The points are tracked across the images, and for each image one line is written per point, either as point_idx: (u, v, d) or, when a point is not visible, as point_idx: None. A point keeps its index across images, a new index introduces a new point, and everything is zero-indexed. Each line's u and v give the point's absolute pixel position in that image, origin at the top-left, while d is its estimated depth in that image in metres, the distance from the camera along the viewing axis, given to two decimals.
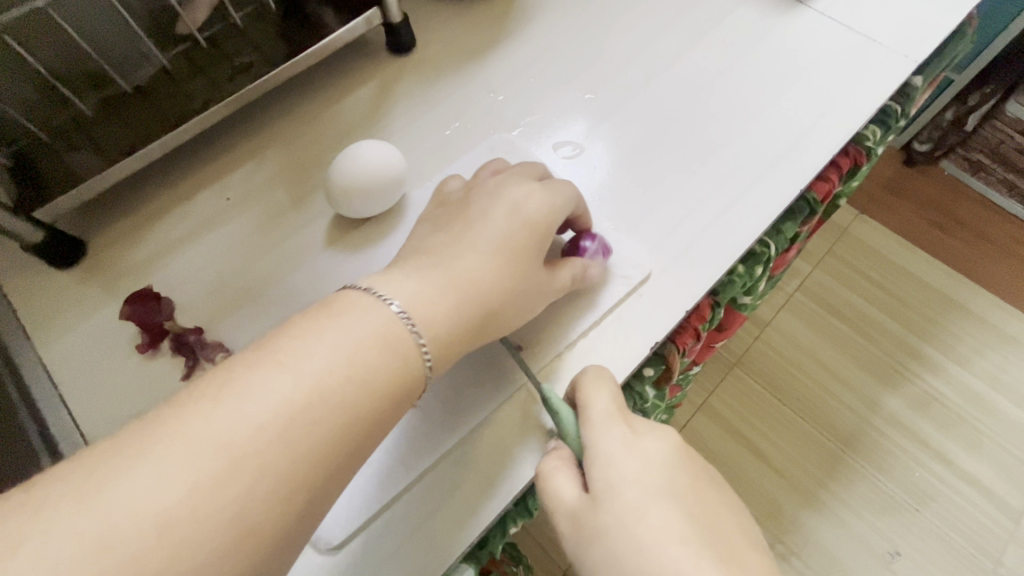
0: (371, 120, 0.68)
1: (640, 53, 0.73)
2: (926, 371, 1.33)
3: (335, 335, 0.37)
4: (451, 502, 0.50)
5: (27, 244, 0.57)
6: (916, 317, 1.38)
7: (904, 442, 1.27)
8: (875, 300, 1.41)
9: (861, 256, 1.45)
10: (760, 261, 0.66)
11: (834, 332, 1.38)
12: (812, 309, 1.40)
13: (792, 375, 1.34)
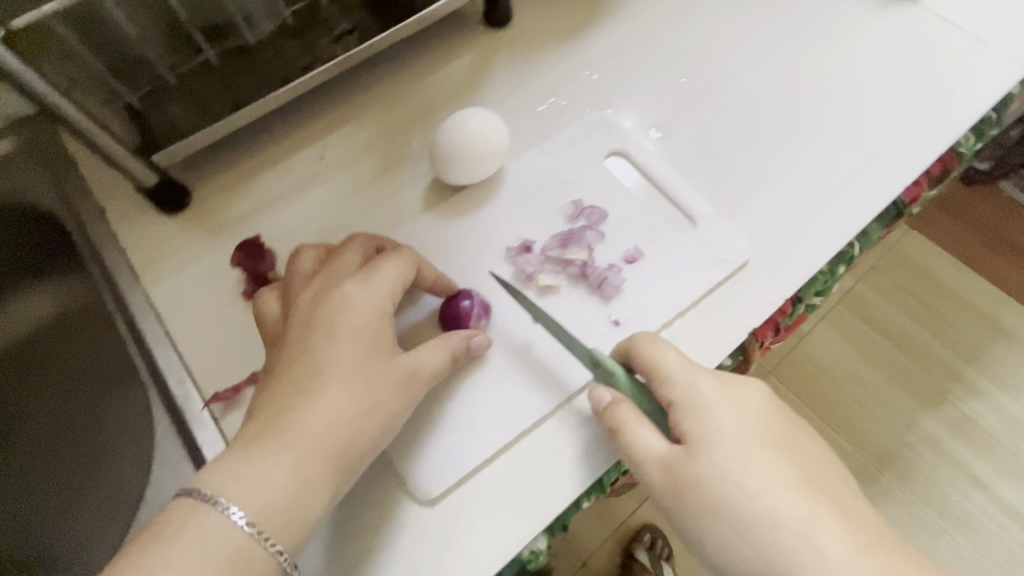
0: (467, 91, 0.69)
1: (738, 43, 0.72)
2: (970, 395, 1.21)
3: (343, 329, 0.44)
4: (547, 467, 0.49)
5: (142, 185, 0.60)
6: (957, 337, 1.26)
7: (938, 460, 1.17)
8: (919, 318, 1.28)
9: (902, 271, 1.32)
10: (846, 257, 0.59)
11: (882, 353, 1.25)
12: (852, 322, 1.27)
13: (834, 392, 1.22)
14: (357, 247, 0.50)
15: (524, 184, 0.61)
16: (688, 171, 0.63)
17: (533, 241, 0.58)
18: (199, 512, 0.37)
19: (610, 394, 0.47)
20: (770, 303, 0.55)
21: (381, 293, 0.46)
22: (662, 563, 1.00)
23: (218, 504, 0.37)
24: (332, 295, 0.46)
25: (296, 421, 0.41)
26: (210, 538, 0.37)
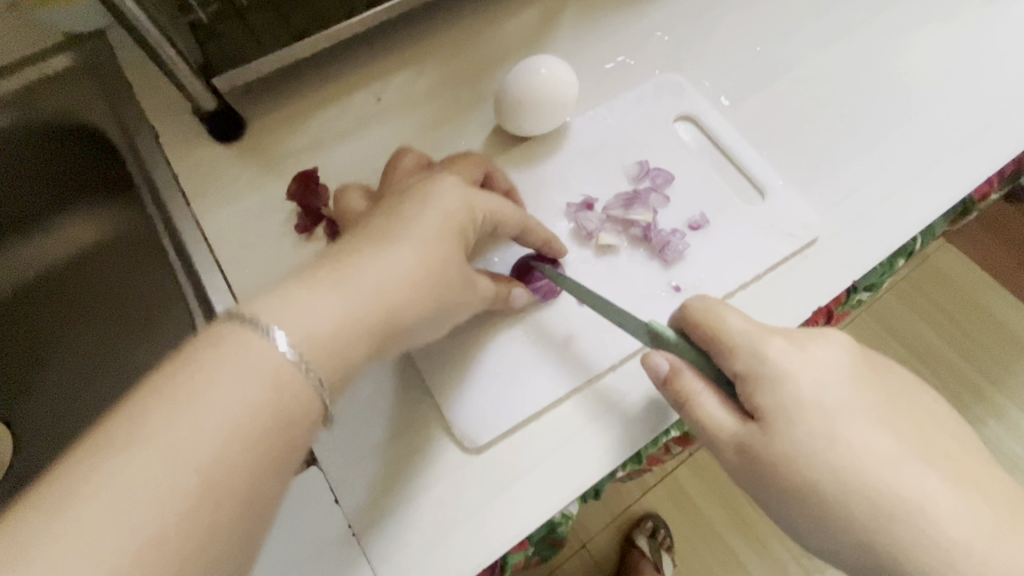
0: (533, 43, 0.66)
1: (818, 15, 0.69)
2: (992, 416, 1.16)
3: (432, 212, 0.40)
4: (592, 429, 0.48)
5: (199, 110, 0.58)
6: (989, 355, 1.20)
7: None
8: (947, 334, 1.22)
9: (940, 284, 1.26)
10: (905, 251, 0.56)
11: (906, 366, 1.19)
12: (879, 331, 1.22)
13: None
14: (473, 169, 0.49)
15: (589, 140, 0.59)
16: (759, 142, 0.60)
17: (595, 199, 0.56)
18: (238, 334, 0.30)
19: (668, 364, 0.45)
20: (838, 283, 0.53)
21: (474, 199, 0.43)
22: (661, 552, 0.99)
23: (261, 327, 0.30)
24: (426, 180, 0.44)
25: (350, 272, 0.35)
26: (250, 361, 0.29)
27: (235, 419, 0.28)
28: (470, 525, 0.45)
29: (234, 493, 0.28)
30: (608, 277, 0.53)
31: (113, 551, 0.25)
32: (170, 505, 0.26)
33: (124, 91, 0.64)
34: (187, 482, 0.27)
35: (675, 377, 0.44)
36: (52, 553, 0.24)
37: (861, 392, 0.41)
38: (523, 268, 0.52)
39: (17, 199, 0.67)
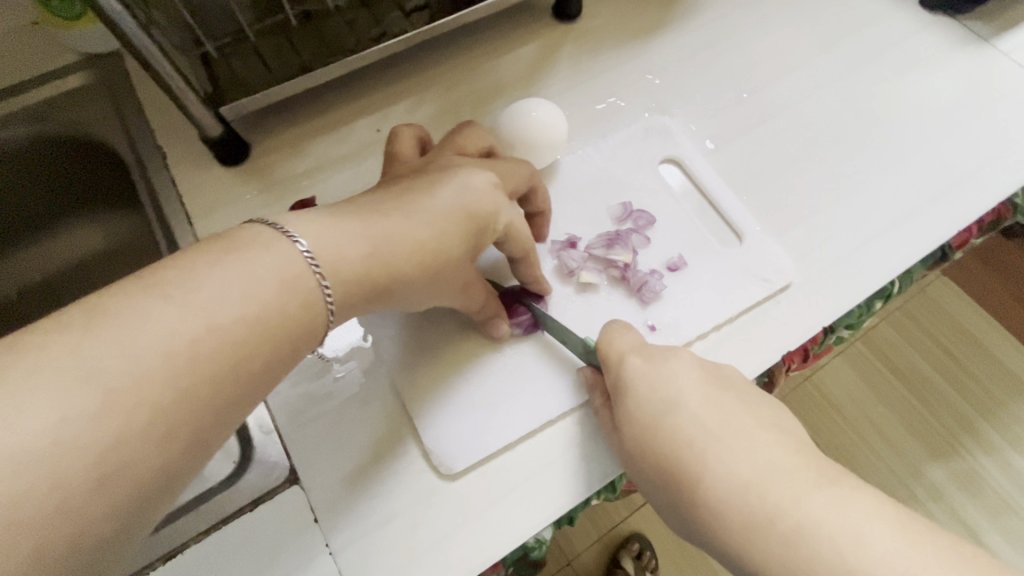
0: (528, 80, 0.69)
1: (803, 64, 0.72)
2: (980, 450, 1.16)
3: (445, 214, 0.43)
4: (566, 459, 0.50)
5: (206, 136, 0.61)
6: (979, 390, 1.21)
7: (933, 506, 1.13)
8: (940, 368, 1.23)
9: (931, 317, 1.28)
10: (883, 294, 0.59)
11: (895, 398, 1.21)
12: (870, 361, 1.24)
13: (836, 427, 1.19)
14: (520, 180, 0.51)
15: (577, 177, 0.62)
16: (741, 186, 0.63)
17: (578, 237, 0.58)
18: (273, 236, 0.35)
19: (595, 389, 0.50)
20: (810, 326, 0.55)
21: (494, 210, 0.46)
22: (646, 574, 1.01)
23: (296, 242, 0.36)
24: (466, 175, 0.46)
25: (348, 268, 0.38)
26: (284, 256, 0.35)
27: (257, 298, 0.33)
28: (443, 548, 0.47)
29: (241, 357, 0.32)
30: (589, 311, 0.55)
31: (141, 363, 0.29)
32: (165, 351, 0.30)
33: (136, 111, 0.67)
34: (213, 328, 0.31)
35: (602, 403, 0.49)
36: (94, 344, 0.28)
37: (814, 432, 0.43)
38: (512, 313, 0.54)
39: (28, 206, 0.70)
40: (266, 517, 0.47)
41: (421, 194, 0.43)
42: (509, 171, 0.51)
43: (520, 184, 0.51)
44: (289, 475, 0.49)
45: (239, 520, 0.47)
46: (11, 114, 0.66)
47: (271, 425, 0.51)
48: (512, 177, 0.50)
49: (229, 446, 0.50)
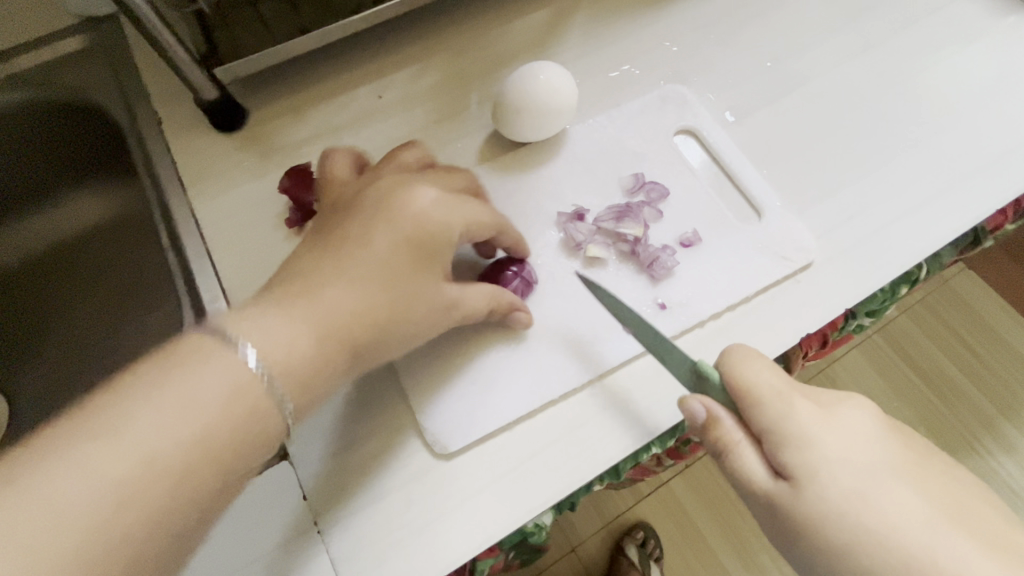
0: (538, 47, 0.66)
1: (833, 32, 0.67)
2: (1001, 449, 1.12)
3: (404, 238, 0.40)
4: (569, 441, 0.48)
5: (201, 99, 0.59)
6: (1002, 387, 1.16)
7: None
8: (960, 362, 1.19)
9: (955, 310, 1.23)
10: (909, 279, 0.55)
11: (913, 392, 1.17)
12: (888, 354, 1.20)
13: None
14: (462, 180, 0.48)
15: (586, 148, 0.58)
16: (763, 160, 0.59)
17: (586, 210, 0.55)
18: (216, 347, 0.33)
19: (706, 411, 0.41)
20: (833, 309, 0.52)
21: (455, 219, 0.43)
22: (650, 563, 0.99)
23: (240, 347, 0.33)
24: (406, 193, 0.42)
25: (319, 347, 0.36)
26: (223, 366, 0.32)
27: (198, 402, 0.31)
28: (436, 529, 0.45)
29: (188, 487, 0.30)
30: (596, 289, 0.52)
31: (77, 512, 0.27)
32: (107, 488, 0.28)
33: (132, 77, 0.65)
34: (150, 462, 0.29)
35: (712, 426, 0.40)
36: (27, 513, 0.27)
37: (847, 425, 0.38)
38: (501, 272, 0.51)
39: (25, 175, 0.69)
40: (253, 493, 0.46)
41: (359, 230, 0.40)
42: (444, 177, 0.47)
43: (466, 186, 0.48)
44: (279, 452, 0.47)
45: None
46: (5, 78, 0.64)
47: None
48: (450, 180, 0.47)
49: None
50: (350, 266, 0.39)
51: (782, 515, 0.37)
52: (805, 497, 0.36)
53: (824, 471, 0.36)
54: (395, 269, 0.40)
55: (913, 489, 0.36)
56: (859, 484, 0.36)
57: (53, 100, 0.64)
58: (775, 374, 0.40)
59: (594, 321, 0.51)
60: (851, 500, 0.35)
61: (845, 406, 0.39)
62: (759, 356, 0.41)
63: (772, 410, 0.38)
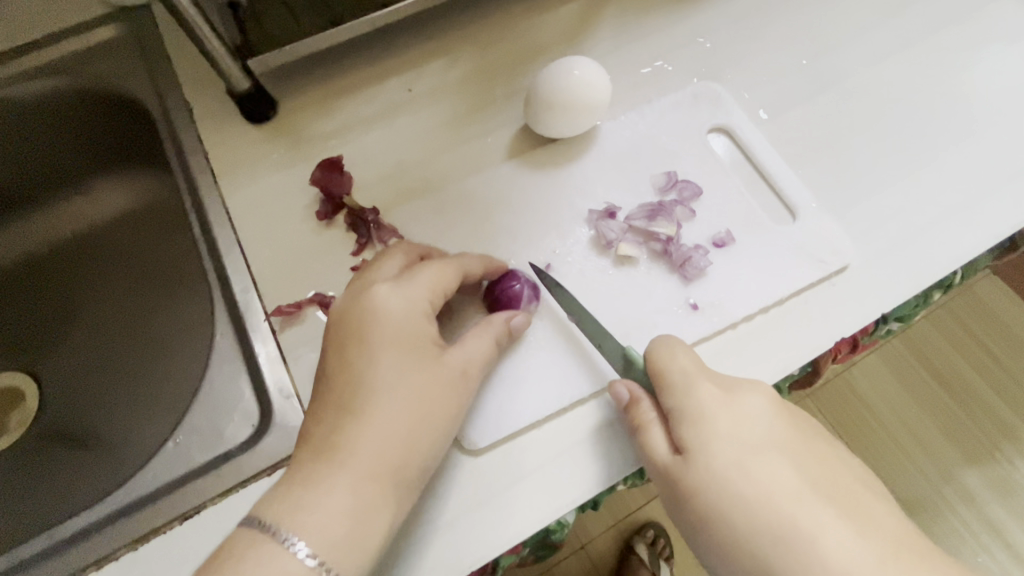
0: (569, 41, 0.65)
1: (872, 29, 0.65)
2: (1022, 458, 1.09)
3: (383, 336, 0.42)
4: (595, 440, 0.47)
5: (233, 90, 0.59)
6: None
7: (963, 509, 1.06)
8: (984, 369, 1.16)
9: (981, 317, 1.20)
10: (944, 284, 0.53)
11: (933, 398, 1.15)
12: (908, 359, 1.17)
13: (867, 424, 1.13)
14: (397, 255, 0.47)
15: (617, 145, 0.58)
16: (797, 160, 0.58)
17: (618, 208, 0.55)
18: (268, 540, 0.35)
19: (626, 392, 0.45)
20: (867, 313, 0.51)
21: (417, 297, 0.43)
22: (660, 562, 0.99)
23: (279, 535, 0.36)
24: (364, 298, 0.43)
25: (354, 440, 0.39)
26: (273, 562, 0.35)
27: None
28: (467, 524, 0.44)
29: None
30: (625, 288, 0.51)
31: None
32: None
33: (164, 65, 0.65)
34: None
35: (634, 405, 0.45)
36: None
37: (751, 410, 0.41)
38: (506, 287, 0.50)
39: (58, 162, 0.70)
40: None
41: (346, 333, 0.42)
42: (383, 259, 0.47)
43: (407, 257, 0.47)
44: None
45: (255, 484, 0.46)
46: (40, 66, 0.65)
47: (291, 391, 0.49)
48: (388, 259, 0.46)
49: (251, 409, 0.50)
50: (353, 379, 0.41)
51: (672, 486, 0.40)
52: (694, 468, 0.40)
53: (712, 447, 0.40)
54: (386, 367, 0.41)
55: (793, 467, 0.39)
56: (740, 459, 0.39)
57: (87, 89, 0.65)
58: (694, 356, 0.44)
59: (627, 320, 0.50)
60: (728, 472, 0.39)
61: (752, 392, 0.43)
62: (681, 342, 0.46)
63: (676, 389, 0.42)
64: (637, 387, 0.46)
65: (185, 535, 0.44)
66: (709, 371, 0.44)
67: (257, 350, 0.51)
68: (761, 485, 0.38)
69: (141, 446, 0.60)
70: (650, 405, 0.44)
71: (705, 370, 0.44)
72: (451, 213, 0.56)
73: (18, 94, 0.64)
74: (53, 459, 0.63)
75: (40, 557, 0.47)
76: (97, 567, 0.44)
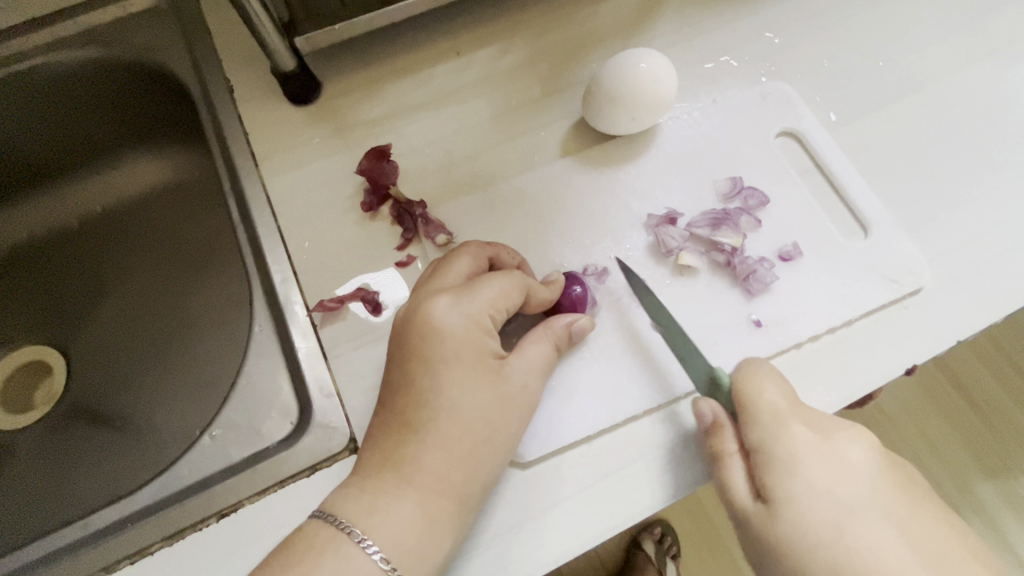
0: (628, 31, 0.61)
1: (954, 33, 0.61)
2: None
3: (444, 355, 0.41)
4: (647, 460, 0.44)
5: (278, 69, 0.56)
6: None
7: (991, 542, 0.95)
8: (1015, 391, 1.03)
9: None
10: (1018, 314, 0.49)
11: None
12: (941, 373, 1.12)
13: (891, 443, 1.01)
14: (466, 260, 0.45)
15: (679, 146, 0.55)
16: (869, 171, 0.54)
17: (679, 214, 0.52)
18: (342, 539, 0.37)
19: (711, 413, 0.43)
20: (939, 342, 0.48)
21: (477, 314, 0.42)
22: (667, 560, 0.92)
23: (354, 535, 0.37)
24: (423, 313, 0.42)
25: (422, 456, 0.39)
26: (349, 560, 0.36)
27: None
28: (510, 539, 0.42)
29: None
30: (684, 300, 0.49)
31: None
32: None
33: (204, 38, 0.62)
34: None
35: (717, 430, 0.42)
36: None
37: (841, 458, 0.39)
38: (565, 293, 0.48)
39: (85, 134, 0.68)
40: (320, 484, 0.44)
41: (418, 347, 0.41)
42: (445, 268, 0.45)
43: (476, 262, 0.45)
44: (349, 444, 0.46)
45: (292, 484, 0.44)
46: (74, 34, 0.63)
47: (332, 390, 0.47)
48: (457, 265, 0.45)
49: (290, 406, 0.48)
50: (420, 392, 0.40)
51: (756, 538, 0.39)
52: (782, 522, 0.38)
53: (805, 502, 0.38)
54: (451, 386, 0.40)
55: (898, 534, 0.36)
56: (837, 519, 0.37)
57: (121, 60, 0.62)
58: (783, 390, 0.42)
59: (685, 334, 0.48)
60: (820, 531, 0.37)
61: (848, 439, 0.40)
62: (772, 369, 0.43)
63: (765, 429, 0.40)
64: (721, 409, 0.43)
65: (221, 532, 0.43)
66: (803, 410, 0.41)
67: (296, 344, 0.49)
68: (855, 547, 0.36)
69: (174, 429, 0.60)
70: (734, 436, 0.42)
71: (796, 409, 0.41)
72: (501, 210, 0.53)
73: (53, 65, 0.62)
74: (82, 437, 0.62)
75: (76, 543, 0.46)
76: (132, 561, 0.43)
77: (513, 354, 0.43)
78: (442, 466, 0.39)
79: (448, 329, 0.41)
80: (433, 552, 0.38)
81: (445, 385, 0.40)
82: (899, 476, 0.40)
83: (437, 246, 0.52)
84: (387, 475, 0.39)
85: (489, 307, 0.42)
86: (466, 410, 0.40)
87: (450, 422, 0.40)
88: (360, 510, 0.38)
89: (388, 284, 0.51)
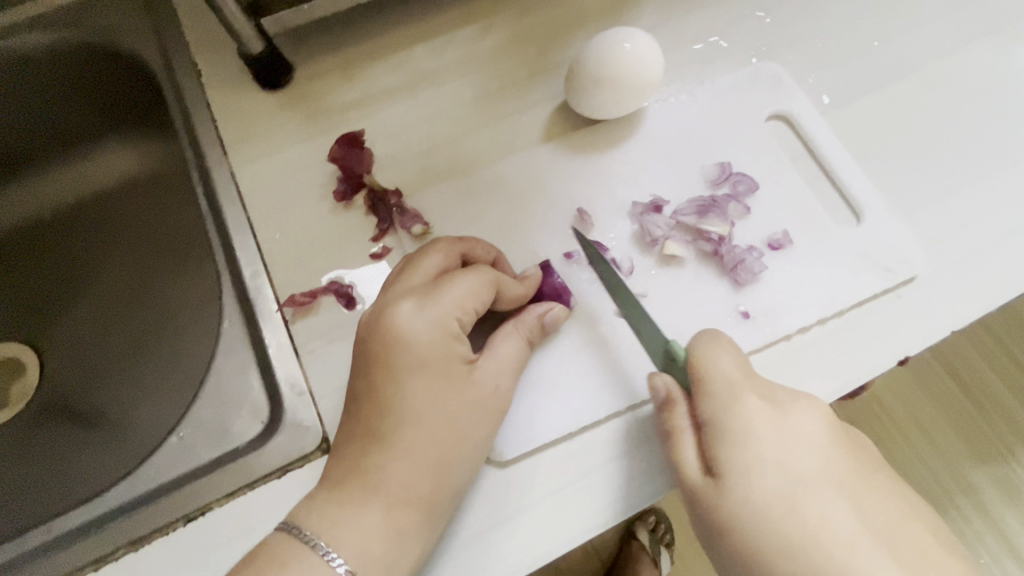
0: (613, 11, 0.58)
1: (951, 11, 0.58)
2: None
3: (410, 362, 0.39)
4: (631, 457, 0.43)
5: (247, 53, 0.53)
6: None
7: (982, 528, 0.94)
8: (1006, 377, 1.02)
9: None
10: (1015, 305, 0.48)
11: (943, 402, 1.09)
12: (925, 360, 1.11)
13: (885, 431, 1.00)
14: (437, 257, 0.43)
15: (666, 131, 0.53)
16: (863, 155, 0.52)
17: (665, 201, 0.50)
18: (305, 551, 0.36)
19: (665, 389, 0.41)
20: (931, 332, 0.46)
21: (444, 317, 0.40)
22: (660, 548, 0.92)
23: (318, 548, 0.36)
24: (386, 319, 0.40)
25: (393, 459, 0.38)
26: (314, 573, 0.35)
27: None
28: (486, 543, 0.40)
29: None
30: (669, 290, 0.47)
31: None
32: None
33: (171, 22, 0.59)
34: None
35: (669, 405, 0.40)
36: None
37: (800, 433, 0.37)
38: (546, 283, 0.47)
39: (50, 123, 0.65)
40: (292, 488, 0.42)
41: (383, 349, 0.39)
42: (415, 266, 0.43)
43: (447, 258, 0.43)
44: (322, 444, 0.44)
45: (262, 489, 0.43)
46: (35, 16, 0.60)
47: (304, 387, 0.46)
48: (426, 264, 0.43)
49: (261, 405, 0.47)
50: (390, 393, 0.39)
51: (703, 510, 0.36)
52: (728, 495, 0.35)
53: (751, 474, 0.35)
54: (419, 388, 0.39)
55: (848, 507, 0.34)
56: (786, 492, 0.35)
57: (85, 45, 0.60)
58: (738, 359, 0.40)
59: (671, 326, 0.46)
60: (771, 506, 0.34)
61: (803, 409, 0.38)
62: (729, 342, 0.41)
63: (717, 400, 0.38)
64: (675, 384, 0.41)
65: (189, 538, 0.41)
66: (755, 380, 0.39)
67: (267, 341, 0.47)
68: (806, 524, 0.34)
69: (146, 428, 0.58)
70: (688, 412, 0.40)
71: (748, 379, 0.39)
72: (480, 199, 0.51)
73: (14, 51, 0.59)
74: (54, 437, 0.60)
75: (40, 550, 0.44)
76: (96, 567, 0.41)
77: (484, 357, 0.41)
78: (414, 467, 0.38)
79: (412, 333, 0.39)
80: (406, 555, 0.37)
81: (416, 388, 0.39)
82: (850, 447, 0.38)
83: (414, 237, 0.50)
84: (356, 480, 0.37)
85: (456, 309, 0.40)
86: (438, 413, 0.39)
87: (421, 424, 0.38)
88: (329, 518, 0.37)
89: (370, 279, 0.49)
